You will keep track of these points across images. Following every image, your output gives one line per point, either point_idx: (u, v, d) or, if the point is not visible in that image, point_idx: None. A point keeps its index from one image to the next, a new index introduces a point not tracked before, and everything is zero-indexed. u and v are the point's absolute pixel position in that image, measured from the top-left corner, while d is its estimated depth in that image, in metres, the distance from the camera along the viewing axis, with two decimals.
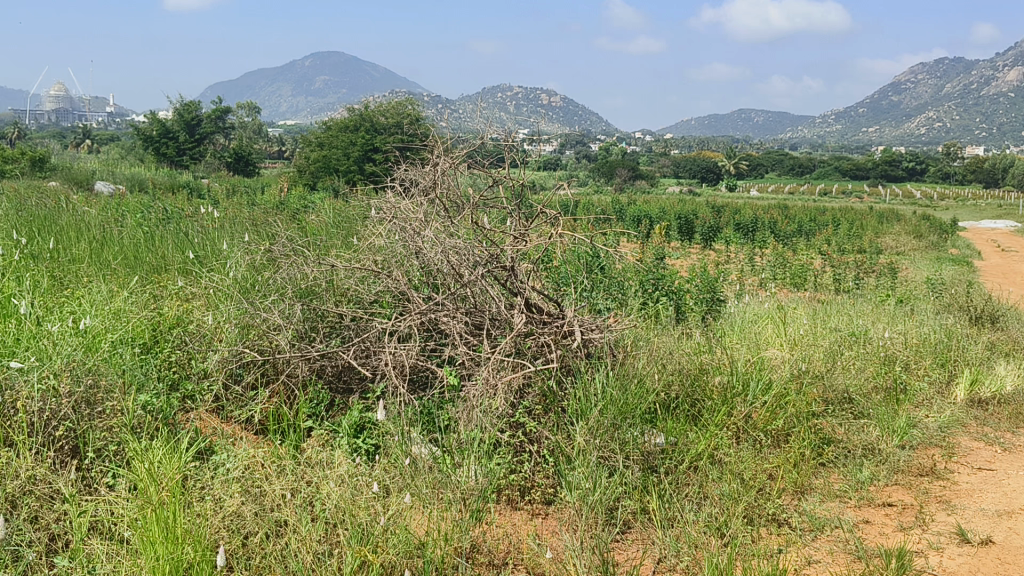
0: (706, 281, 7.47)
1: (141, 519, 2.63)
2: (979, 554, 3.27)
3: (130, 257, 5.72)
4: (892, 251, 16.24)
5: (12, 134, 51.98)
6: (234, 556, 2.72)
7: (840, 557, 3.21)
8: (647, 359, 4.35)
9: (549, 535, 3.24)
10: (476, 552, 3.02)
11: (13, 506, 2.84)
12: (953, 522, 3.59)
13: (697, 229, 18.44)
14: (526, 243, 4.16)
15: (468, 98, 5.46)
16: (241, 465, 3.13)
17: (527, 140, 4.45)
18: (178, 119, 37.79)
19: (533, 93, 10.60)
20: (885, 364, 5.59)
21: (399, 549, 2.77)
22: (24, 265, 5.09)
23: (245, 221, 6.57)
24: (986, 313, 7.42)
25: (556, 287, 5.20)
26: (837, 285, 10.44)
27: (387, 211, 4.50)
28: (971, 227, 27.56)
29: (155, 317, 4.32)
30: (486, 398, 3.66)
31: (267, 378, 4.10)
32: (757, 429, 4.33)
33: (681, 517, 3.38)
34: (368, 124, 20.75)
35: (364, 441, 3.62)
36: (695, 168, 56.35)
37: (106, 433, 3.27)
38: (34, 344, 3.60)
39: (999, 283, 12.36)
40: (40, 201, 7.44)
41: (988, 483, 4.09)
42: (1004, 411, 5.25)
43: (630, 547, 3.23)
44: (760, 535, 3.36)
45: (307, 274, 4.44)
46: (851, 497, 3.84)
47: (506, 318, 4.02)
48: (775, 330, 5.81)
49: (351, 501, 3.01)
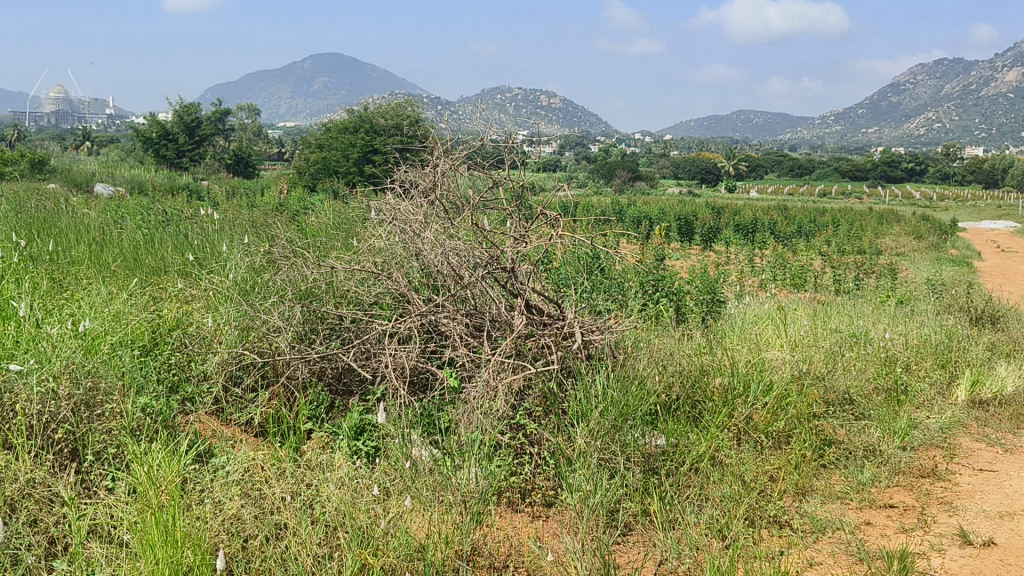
0: (706, 282, 7.47)
1: (140, 522, 2.62)
2: (981, 555, 3.27)
3: (130, 259, 5.73)
4: (892, 251, 16.32)
5: (13, 134, 52.68)
6: (233, 560, 2.71)
7: (842, 559, 3.20)
8: (647, 360, 4.34)
9: (549, 537, 3.24)
10: (477, 554, 3.01)
11: (13, 510, 2.83)
12: (955, 524, 3.58)
13: (697, 231, 18.51)
14: (526, 244, 4.15)
15: (469, 100, 5.47)
16: (242, 468, 3.11)
17: (526, 142, 4.44)
18: (178, 120, 37.63)
19: (534, 94, 10.63)
20: (885, 365, 5.58)
21: (399, 552, 2.76)
22: (24, 267, 5.09)
23: (246, 222, 6.60)
24: (986, 313, 7.44)
25: (556, 288, 5.21)
26: (838, 285, 10.46)
27: (387, 212, 4.49)
28: (972, 227, 27.65)
29: (155, 319, 4.32)
30: (486, 399, 3.65)
31: (267, 380, 4.10)
32: (757, 431, 4.32)
33: (682, 519, 3.37)
34: (370, 125, 20.89)
35: (364, 443, 3.62)
36: (695, 168, 56.45)
37: (106, 435, 3.25)
38: (34, 347, 3.60)
39: (999, 283, 12.42)
40: (41, 203, 7.46)
41: (989, 484, 4.08)
42: (1006, 412, 5.24)
43: (631, 550, 3.22)
44: (761, 538, 3.35)
45: (307, 275, 4.43)
46: (852, 498, 3.84)
47: (506, 319, 4.01)
48: (776, 330, 5.83)
49: (351, 504, 3.00)
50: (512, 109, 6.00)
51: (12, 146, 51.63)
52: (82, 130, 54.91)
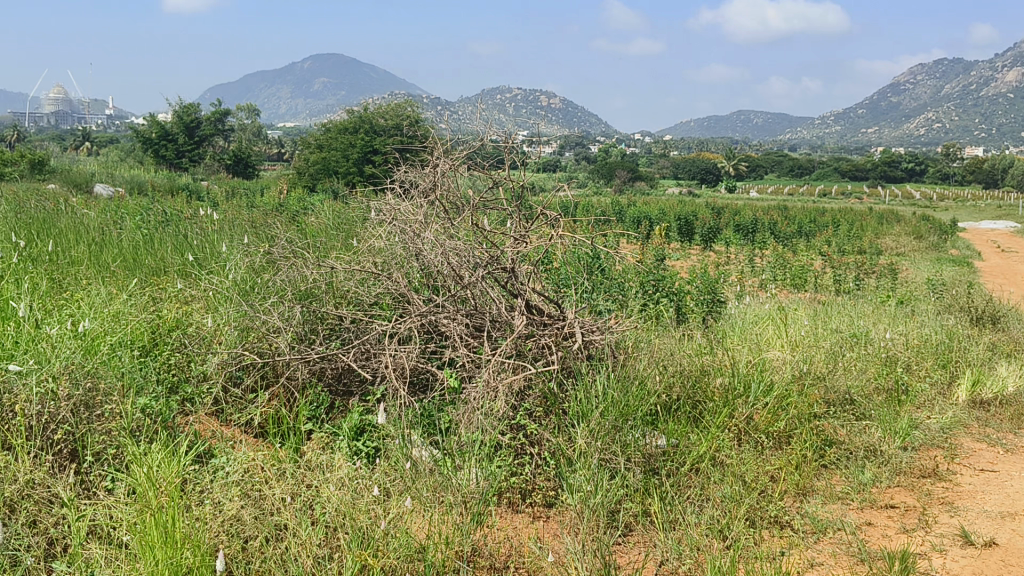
0: (707, 282, 7.46)
1: (139, 523, 2.61)
2: (982, 555, 3.26)
3: (130, 260, 5.72)
4: (892, 251, 16.33)
5: (13, 134, 52.74)
6: (233, 560, 2.70)
7: (844, 559, 3.19)
8: (648, 360, 4.33)
9: (550, 538, 3.24)
10: (477, 555, 3.00)
11: (13, 510, 2.83)
12: (956, 524, 3.57)
13: (697, 231, 18.51)
14: (526, 244, 4.15)
15: (469, 101, 5.47)
16: (241, 469, 3.10)
17: (526, 143, 4.43)
18: (178, 121, 37.68)
19: (534, 95, 10.63)
20: (886, 365, 5.57)
21: (399, 553, 2.76)
22: (24, 267, 5.07)
23: (246, 223, 6.59)
24: (987, 313, 7.43)
25: (556, 288, 5.20)
26: (838, 285, 10.46)
27: (387, 211, 4.49)
28: (972, 227, 27.65)
29: (155, 320, 4.31)
30: (487, 400, 3.63)
31: (267, 380, 4.09)
32: (758, 431, 4.32)
33: (682, 519, 3.36)
34: (370, 125, 20.89)
35: (365, 444, 3.62)
36: (695, 168, 56.47)
37: (106, 436, 3.24)
38: (34, 347, 3.59)
39: (1000, 283, 12.42)
40: (41, 203, 7.46)
41: (990, 484, 4.07)
42: (1006, 412, 5.23)
43: (632, 551, 3.21)
44: (762, 538, 3.34)
45: (307, 275, 4.42)
46: (853, 499, 3.83)
47: (506, 319, 4.01)
48: (776, 330, 5.82)
49: (351, 504, 2.99)
50: (512, 109, 5.98)
51: (12, 146, 51.61)
52: (82, 131, 54.79)
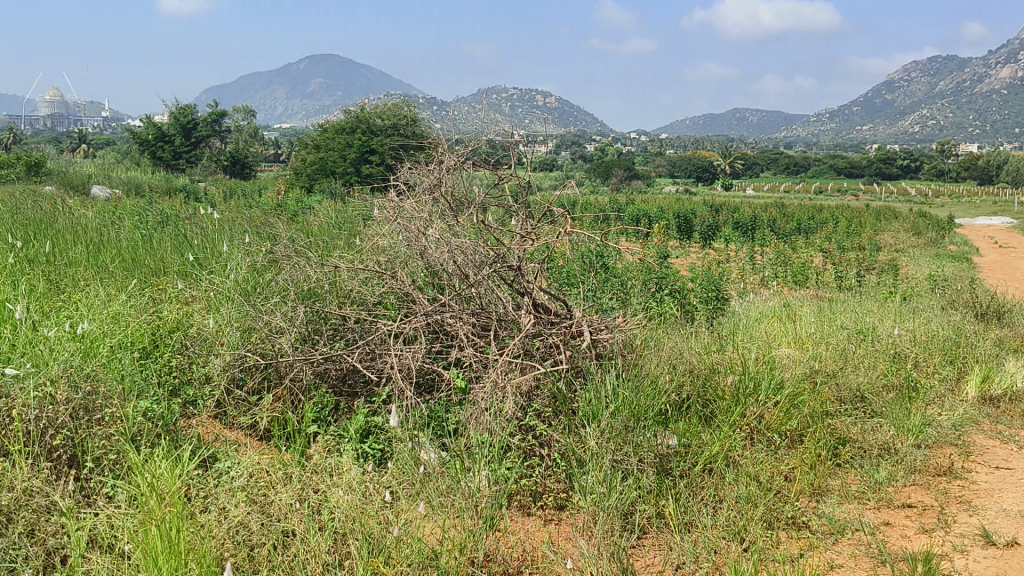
0: (711, 279, 7.37)
1: (142, 533, 2.54)
2: (1005, 555, 3.19)
3: (128, 260, 5.61)
4: (892, 248, 16.26)
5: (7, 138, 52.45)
6: (240, 569, 2.61)
7: (864, 561, 3.11)
8: (657, 360, 4.25)
9: (563, 541, 3.16)
10: (490, 560, 2.91)
11: (9, 520, 2.72)
12: (976, 523, 3.50)
13: (696, 227, 18.40)
14: (533, 242, 4.08)
15: (472, 101, 5.38)
16: (246, 473, 3.04)
17: (528, 142, 4.34)
18: (173, 122, 37.20)
19: (531, 94, 10.56)
20: (894, 362, 5.50)
21: (411, 560, 2.66)
22: (20, 270, 5.00)
23: (246, 222, 6.52)
24: (991, 309, 7.37)
25: (561, 286, 5.14)
26: (840, 282, 10.40)
27: (391, 210, 4.43)
28: (968, 224, 27.57)
29: (155, 321, 4.23)
30: (495, 401, 3.57)
31: (270, 382, 3.99)
32: (770, 430, 4.26)
33: (699, 521, 3.30)
34: (368, 123, 20.72)
35: (372, 447, 3.53)
36: (691, 167, 56.40)
37: (106, 441, 3.15)
38: (31, 350, 3.50)
39: (1001, 279, 12.33)
40: (36, 204, 7.33)
41: (1007, 482, 4.00)
42: (1017, 409, 5.14)
43: (648, 554, 3.13)
44: (779, 540, 3.28)
45: (309, 275, 4.34)
46: (870, 498, 3.76)
47: (513, 318, 3.94)
48: (782, 327, 5.77)
49: (361, 509, 2.90)
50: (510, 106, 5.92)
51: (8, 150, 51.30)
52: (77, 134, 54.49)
